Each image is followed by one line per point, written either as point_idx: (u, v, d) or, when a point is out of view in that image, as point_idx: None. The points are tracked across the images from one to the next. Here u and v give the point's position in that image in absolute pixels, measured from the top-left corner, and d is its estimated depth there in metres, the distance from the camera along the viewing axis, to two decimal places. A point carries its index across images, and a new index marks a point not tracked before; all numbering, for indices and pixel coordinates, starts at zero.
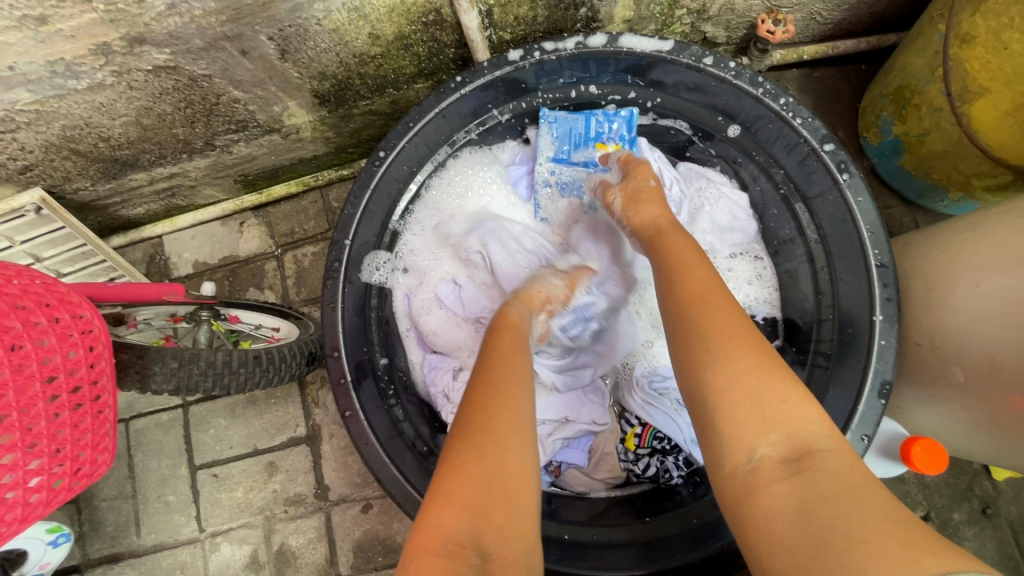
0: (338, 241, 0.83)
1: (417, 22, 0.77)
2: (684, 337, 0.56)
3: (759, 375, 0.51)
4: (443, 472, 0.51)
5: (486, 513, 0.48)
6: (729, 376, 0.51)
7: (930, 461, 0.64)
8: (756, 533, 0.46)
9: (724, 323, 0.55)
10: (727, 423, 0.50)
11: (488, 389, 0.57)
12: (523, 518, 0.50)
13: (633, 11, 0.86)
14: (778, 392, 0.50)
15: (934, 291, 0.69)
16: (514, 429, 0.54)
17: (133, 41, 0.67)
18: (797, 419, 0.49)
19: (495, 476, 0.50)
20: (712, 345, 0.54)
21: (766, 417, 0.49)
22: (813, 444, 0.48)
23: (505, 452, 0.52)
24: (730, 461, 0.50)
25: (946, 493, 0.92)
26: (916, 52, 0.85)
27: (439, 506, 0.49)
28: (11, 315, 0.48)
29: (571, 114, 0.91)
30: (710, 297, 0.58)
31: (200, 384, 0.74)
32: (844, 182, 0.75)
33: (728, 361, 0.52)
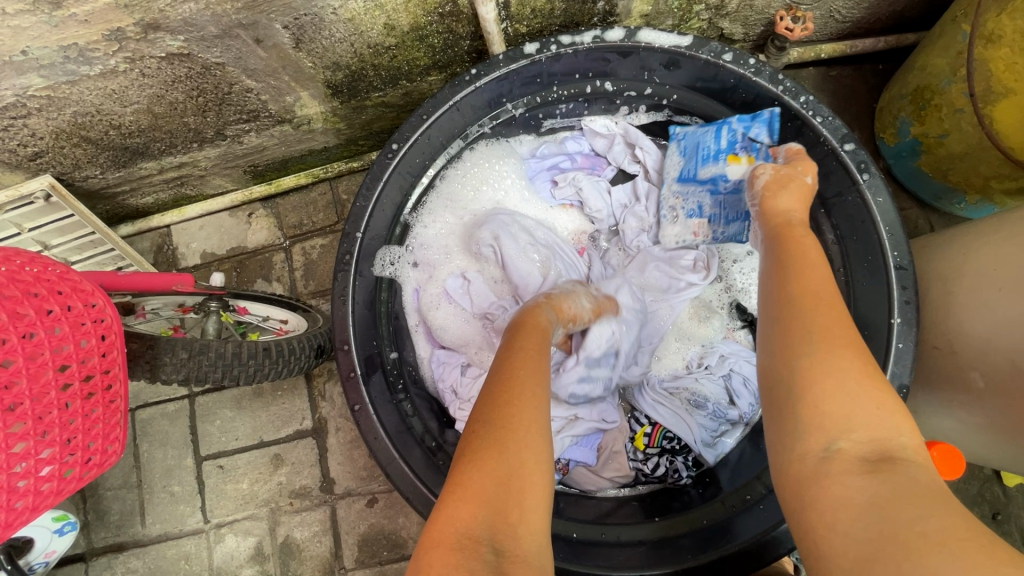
0: (349, 234, 0.82)
1: (433, 13, 0.76)
2: (786, 323, 0.54)
3: (857, 376, 0.49)
4: (459, 468, 0.51)
5: (502, 510, 0.48)
6: (826, 370, 0.49)
7: (948, 466, 0.63)
8: (815, 517, 0.45)
9: (836, 324, 0.52)
10: (810, 415, 0.49)
11: (509, 388, 0.56)
12: (537, 515, 0.49)
13: (651, 6, 0.85)
14: (874, 397, 0.48)
15: (954, 295, 0.68)
16: (536, 430, 0.54)
17: (147, 27, 0.66)
18: (882, 422, 0.47)
19: (511, 472, 0.50)
20: (816, 338, 0.51)
21: (852, 416, 0.47)
22: (897, 451, 0.46)
23: (523, 448, 0.52)
24: (806, 446, 0.48)
25: (956, 498, 0.92)
26: (938, 52, 0.84)
27: (455, 500, 0.48)
28: (24, 303, 0.48)
29: (702, 128, 0.86)
30: (821, 291, 0.55)
31: (210, 374, 0.73)
32: (864, 181, 0.73)
33: (824, 362, 0.50)
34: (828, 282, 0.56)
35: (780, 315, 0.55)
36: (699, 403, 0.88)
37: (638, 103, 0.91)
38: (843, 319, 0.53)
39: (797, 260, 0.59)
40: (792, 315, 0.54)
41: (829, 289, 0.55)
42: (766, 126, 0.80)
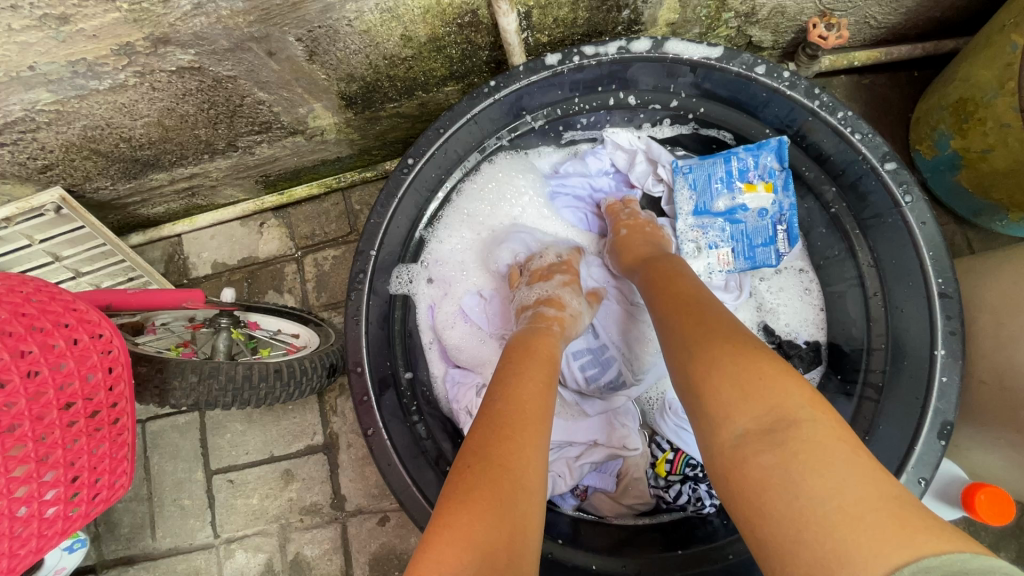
0: (363, 251, 0.80)
1: (451, 24, 0.73)
2: (668, 334, 0.58)
3: (736, 355, 0.50)
4: (450, 507, 0.48)
5: (491, 554, 0.44)
6: (709, 359, 0.51)
7: (994, 511, 0.59)
8: (747, 508, 0.43)
9: (706, 322, 0.55)
10: (710, 404, 0.48)
11: (509, 421, 0.54)
12: (529, 567, 0.46)
13: (678, 14, 0.81)
14: (759, 365, 0.48)
15: (1005, 326, 0.64)
16: (533, 473, 0.51)
17: (157, 41, 0.64)
18: (771, 386, 0.46)
19: (506, 515, 0.47)
20: (691, 340, 0.54)
21: (745, 390, 0.47)
22: (796, 413, 0.44)
23: (521, 489, 0.49)
24: (717, 439, 0.47)
25: (993, 530, 0.87)
26: (984, 62, 0.80)
27: (441, 541, 0.46)
28: (28, 339, 0.45)
29: (706, 160, 0.85)
30: (688, 300, 0.60)
31: (220, 398, 0.71)
32: (906, 204, 0.69)
33: (704, 354, 0.51)
34: (695, 292, 0.62)
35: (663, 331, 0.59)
36: None
37: (662, 117, 0.87)
38: (718, 318, 0.56)
39: (670, 280, 0.66)
40: (671, 330, 0.58)
41: (698, 296, 0.61)
42: (775, 154, 0.79)
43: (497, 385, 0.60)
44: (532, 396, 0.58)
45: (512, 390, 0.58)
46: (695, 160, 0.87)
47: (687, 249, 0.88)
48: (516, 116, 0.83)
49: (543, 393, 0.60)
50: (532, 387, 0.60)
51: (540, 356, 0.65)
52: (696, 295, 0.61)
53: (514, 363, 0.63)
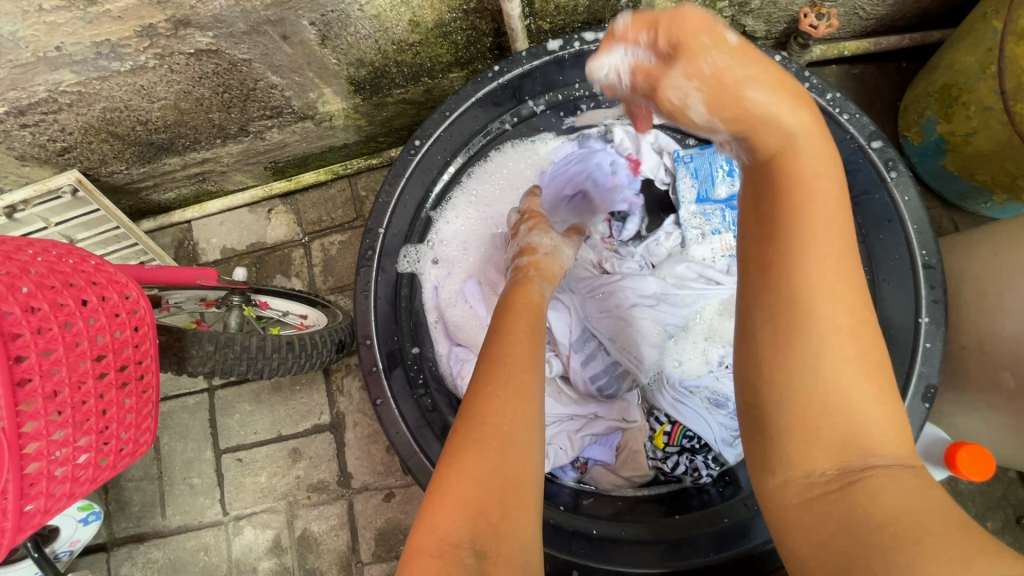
0: (371, 229, 0.85)
1: (457, 10, 0.76)
2: (780, 331, 0.42)
3: (849, 385, 0.42)
4: (443, 470, 0.51)
5: (483, 510, 0.47)
6: (815, 389, 0.42)
7: (976, 468, 0.62)
8: (800, 538, 0.42)
9: (835, 337, 0.41)
10: (786, 437, 0.44)
11: (494, 380, 0.56)
12: (522, 516, 0.49)
13: (674, 3, 0.84)
14: (868, 401, 0.42)
15: (986, 294, 0.67)
16: (517, 423, 0.53)
17: (178, 23, 0.67)
18: (864, 428, 0.42)
19: (494, 471, 0.49)
20: (811, 355, 0.42)
21: (841, 436, 0.42)
22: (878, 460, 0.42)
23: (507, 444, 0.52)
24: (791, 477, 0.44)
25: (980, 501, 0.90)
26: (967, 49, 0.83)
27: (436, 504, 0.48)
28: (64, 293, 0.49)
29: (705, 150, 0.89)
30: (819, 276, 0.41)
31: (235, 367, 0.74)
32: (891, 179, 0.73)
33: (817, 377, 0.42)
34: (830, 263, 0.41)
35: (773, 320, 0.42)
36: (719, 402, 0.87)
37: None
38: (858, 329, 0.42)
39: (791, 199, 0.41)
40: (773, 323, 0.42)
41: (835, 268, 0.41)
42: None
43: (491, 346, 0.62)
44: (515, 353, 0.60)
45: (498, 354, 0.60)
46: (696, 150, 0.90)
47: (690, 236, 0.91)
48: (515, 90, 0.85)
49: (529, 351, 0.61)
50: (518, 347, 0.61)
51: (524, 317, 0.67)
52: (835, 267, 0.41)
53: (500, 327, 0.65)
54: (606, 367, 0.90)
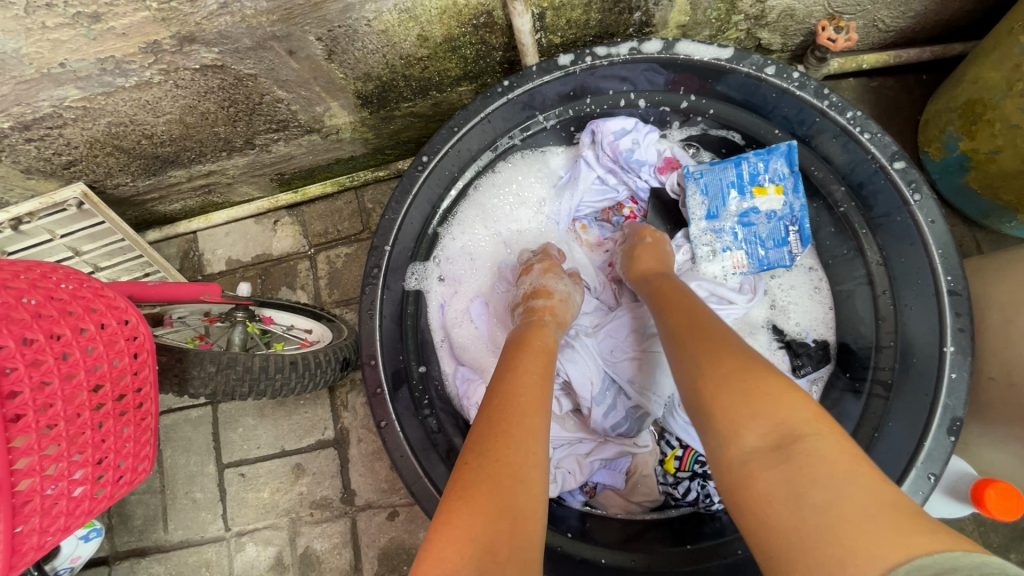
0: (378, 247, 0.81)
1: (467, 25, 0.75)
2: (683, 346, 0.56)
3: (756, 372, 0.49)
4: (452, 503, 0.49)
5: (491, 548, 0.45)
6: (722, 371, 0.50)
7: (1005, 506, 0.59)
8: (755, 521, 0.42)
9: (728, 347, 0.53)
10: (716, 412, 0.48)
11: (505, 415, 0.55)
12: (530, 557, 0.46)
13: (689, 16, 0.83)
14: (771, 379, 0.48)
15: (1014, 322, 0.65)
16: (530, 464, 0.52)
17: (183, 40, 0.66)
18: (780, 404, 0.45)
19: (505, 509, 0.47)
20: (710, 355, 0.53)
21: (755, 403, 0.46)
22: (801, 429, 0.44)
23: (519, 484, 0.49)
24: (724, 452, 0.46)
25: (1002, 532, 0.87)
26: (993, 64, 0.80)
27: (441, 540, 0.46)
28: (61, 323, 0.47)
29: (717, 166, 0.84)
30: (703, 316, 0.59)
31: (237, 389, 0.73)
32: (915, 202, 0.70)
33: (722, 360, 0.51)
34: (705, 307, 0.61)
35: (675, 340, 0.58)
36: None
37: (675, 120, 0.89)
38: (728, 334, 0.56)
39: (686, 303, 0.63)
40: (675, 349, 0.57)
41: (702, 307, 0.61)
42: (786, 159, 0.80)
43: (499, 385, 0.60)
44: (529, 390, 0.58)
45: (511, 390, 0.58)
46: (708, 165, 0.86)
47: (700, 254, 0.87)
48: (524, 105, 0.82)
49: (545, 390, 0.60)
50: (532, 382, 0.60)
51: (536, 354, 0.65)
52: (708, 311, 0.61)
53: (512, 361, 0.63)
54: (627, 414, 0.84)
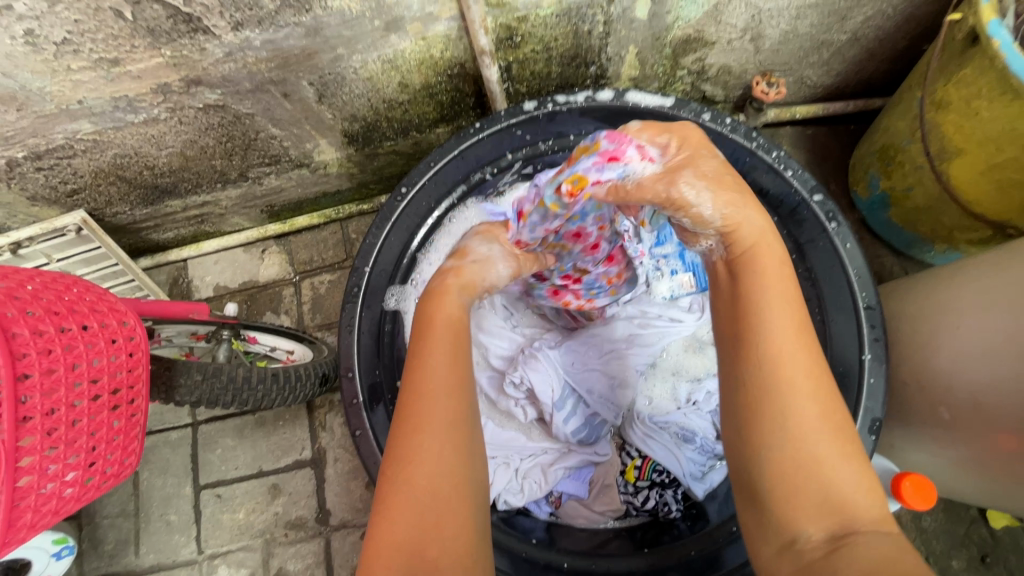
0: (358, 268, 0.90)
1: (443, 74, 0.85)
2: (764, 405, 0.53)
3: (838, 474, 0.50)
4: (374, 518, 0.54)
5: (417, 552, 0.51)
6: (800, 463, 0.51)
7: (921, 496, 0.66)
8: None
9: (814, 430, 0.52)
10: (782, 500, 0.51)
11: (417, 414, 0.58)
12: (454, 540, 0.52)
13: (638, 71, 0.95)
14: (849, 472, 0.50)
15: (922, 334, 0.74)
16: (446, 452, 0.56)
17: (190, 82, 0.75)
18: (847, 494, 0.49)
19: (425, 512, 0.53)
20: (807, 446, 0.51)
21: (830, 500, 0.49)
22: (859, 523, 0.48)
23: (433, 481, 0.54)
24: (780, 535, 0.51)
25: (944, 539, 0.93)
26: (898, 115, 0.92)
27: (375, 548, 0.52)
28: (68, 318, 0.53)
29: None
30: (791, 363, 0.54)
31: (221, 397, 0.77)
32: (833, 229, 0.80)
33: (784, 426, 0.52)
34: (796, 352, 0.54)
35: (765, 397, 0.53)
36: (687, 436, 0.89)
37: None
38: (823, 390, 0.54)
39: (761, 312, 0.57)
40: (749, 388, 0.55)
41: (795, 343, 0.55)
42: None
43: (410, 380, 0.61)
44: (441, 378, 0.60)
45: (422, 385, 0.60)
46: None
47: (650, 276, 0.95)
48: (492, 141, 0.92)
49: (458, 377, 0.61)
50: (444, 367, 0.62)
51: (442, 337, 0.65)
52: (802, 358, 0.54)
53: (422, 346, 0.64)
54: (586, 419, 0.91)
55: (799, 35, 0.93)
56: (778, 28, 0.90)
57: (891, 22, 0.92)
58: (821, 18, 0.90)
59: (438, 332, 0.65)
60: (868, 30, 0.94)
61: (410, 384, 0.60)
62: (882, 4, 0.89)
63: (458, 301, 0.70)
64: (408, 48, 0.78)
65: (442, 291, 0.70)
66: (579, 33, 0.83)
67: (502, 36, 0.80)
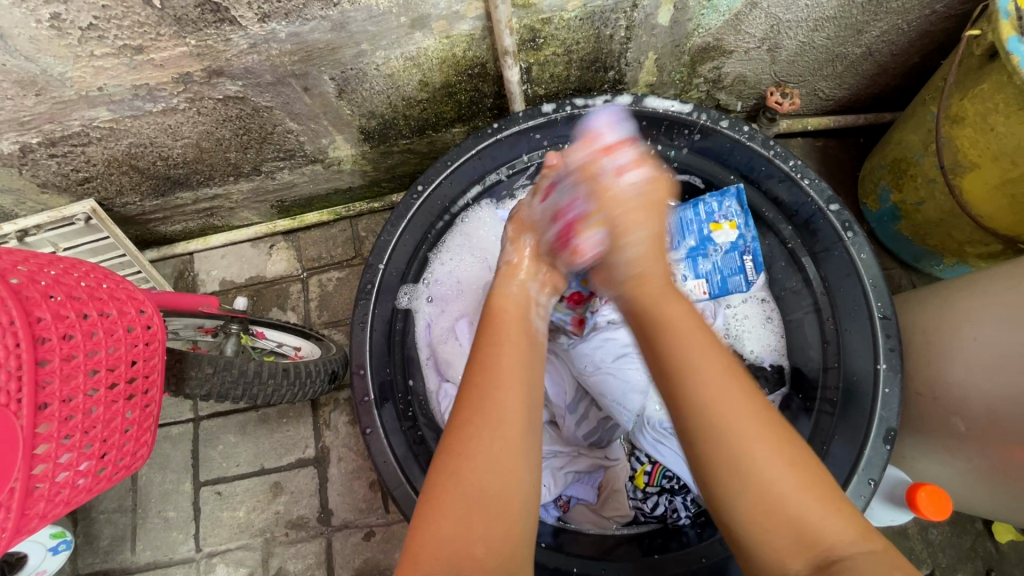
0: (372, 265, 0.88)
1: (463, 74, 0.85)
2: (705, 426, 0.55)
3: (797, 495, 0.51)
4: (422, 509, 0.54)
5: (463, 552, 0.51)
6: (758, 495, 0.51)
7: (935, 506, 0.66)
8: None
9: (756, 456, 0.52)
10: (759, 537, 0.51)
11: (472, 407, 0.58)
12: (501, 537, 0.52)
13: (656, 77, 0.96)
14: (802, 496, 0.51)
15: (936, 344, 0.74)
16: (495, 446, 0.56)
17: (212, 73, 0.75)
18: (815, 523, 0.50)
19: (472, 509, 0.53)
20: (744, 471, 0.52)
21: (792, 527, 0.50)
22: (835, 549, 0.48)
23: (485, 476, 0.54)
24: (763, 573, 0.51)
25: (949, 552, 0.93)
26: (911, 129, 0.93)
27: (420, 545, 0.52)
28: (88, 304, 0.52)
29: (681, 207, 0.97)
30: (698, 372, 0.57)
31: (231, 391, 0.76)
32: (849, 239, 0.80)
33: (717, 442, 0.54)
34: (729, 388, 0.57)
35: (707, 450, 0.54)
36: None
37: None
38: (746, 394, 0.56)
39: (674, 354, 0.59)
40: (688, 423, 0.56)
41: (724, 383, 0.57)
42: (737, 199, 0.91)
43: (482, 371, 0.61)
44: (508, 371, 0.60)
45: (484, 380, 0.60)
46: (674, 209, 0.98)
47: None
48: (509, 140, 0.91)
49: (524, 371, 0.62)
50: (512, 364, 0.62)
51: (507, 333, 0.66)
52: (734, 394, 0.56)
53: (493, 342, 0.65)
54: (596, 423, 0.93)
55: (815, 47, 0.94)
56: (795, 39, 0.91)
57: (906, 37, 0.94)
58: (838, 31, 0.91)
59: (502, 329, 0.66)
60: (882, 45, 0.95)
61: (478, 376, 0.60)
62: (898, 20, 0.90)
63: (524, 285, 0.75)
64: (431, 46, 0.78)
65: (511, 274, 0.76)
66: (601, 36, 0.83)
67: (525, 37, 0.80)
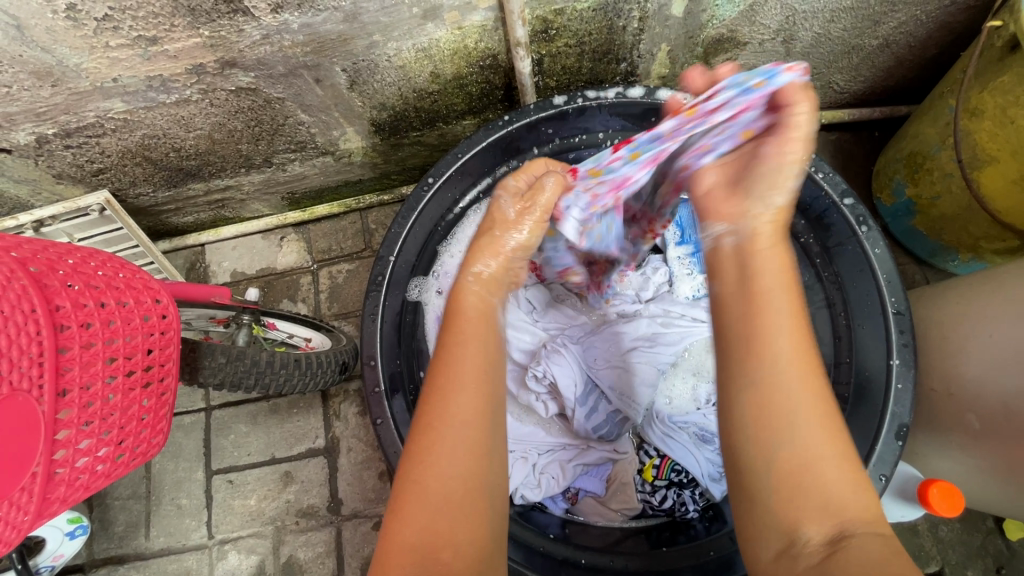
0: (382, 257, 0.89)
1: (475, 65, 0.85)
2: (762, 390, 0.52)
3: (824, 456, 0.50)
4: (391, 513, 0.54)
5: (432, 555, 0.51)
6: (792, 465, 0.49)
7: (948, 502, 0.66)
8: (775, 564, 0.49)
9: (810, 430, 0.50)
10: (777, 504, 0.49)
11: (431, 413, 0.57)
12: (467, 536, 0.53)
13: (668, 69, 0.95)
14: (844, 476, 0.49)
15: (951, 340, 0.73)
16: (452, 451, 0.55)
17: (225, 64, 0.75)
18: (842, 493, 0.48)
19: (440, 515, 0.53)
20: (796, 438, 0.50)
21: (820, 502, 0.48)
22: (856, 526, 0.47)
23: (447, 480, 0.54)
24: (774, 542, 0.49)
25: (959, 550, 0.93)
26: (929, 122, 0.91)
27: (387, 550, 0.52)
28: (107, 293, 0.53)
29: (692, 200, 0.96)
30: (772, 336, 0.53)
31: (244, 380, 0.77)
32: (862, 233, 0.80)
33: (772, 409, 0.51)
34: (803, 366, 0.52)
35: (761, 406, 0.51)
36: (706, 436, 0.90)
37: None
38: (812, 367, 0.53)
39: (751, 314, 0.54)
40: (750, 382, 0.52)
41: (799, 365, 0.52)
42: None
43: (437, 372, 0.59)
44: (465, 372, 0.58)
45: (448, 383, 0.58)
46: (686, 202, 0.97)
47: (677, 274, 0.98)
48: (521, 133, 0.91)
49: (489, 368, 0.60)
50: (472, 360, 0.59)
51: (472, 332, 0.62)
52: (803, 372, 0.52)
53: (452, 341, 0.61)
54: (608, 417, 0.90)
55: (831, 39, 0.93)
56: (811, 30, 0.90)
57: (924, 29, 0.92)
58: (854, 22, 0.89)
59: (467, 325, 0.62)
60: (900, 36, 0.93)
61: (435, 380, 0.58)
62: (916, 11, 0.88)
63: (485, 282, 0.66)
64: (443, 37, 0.78)
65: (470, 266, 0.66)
66: (614, 28, 0.82)
67: (536, 29, 0.80)
